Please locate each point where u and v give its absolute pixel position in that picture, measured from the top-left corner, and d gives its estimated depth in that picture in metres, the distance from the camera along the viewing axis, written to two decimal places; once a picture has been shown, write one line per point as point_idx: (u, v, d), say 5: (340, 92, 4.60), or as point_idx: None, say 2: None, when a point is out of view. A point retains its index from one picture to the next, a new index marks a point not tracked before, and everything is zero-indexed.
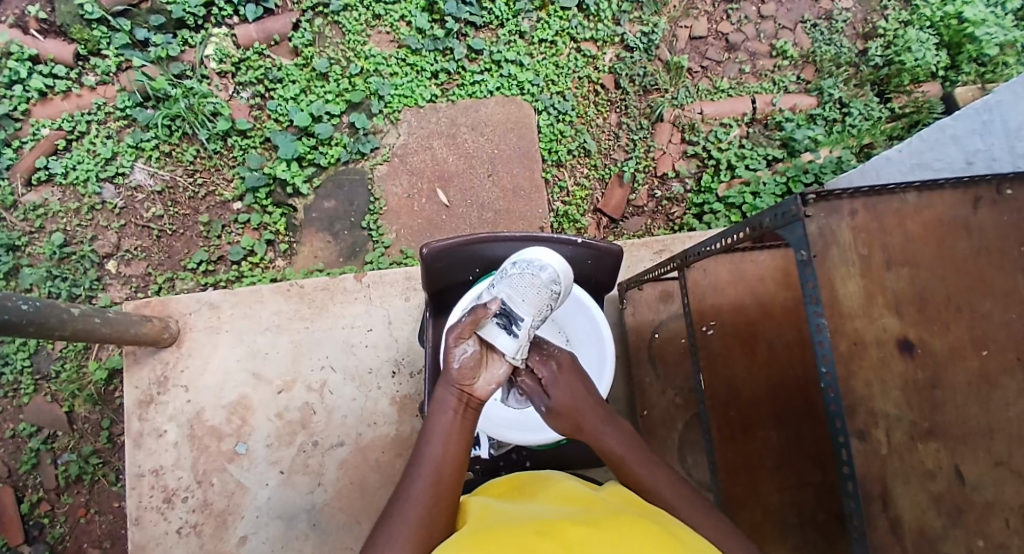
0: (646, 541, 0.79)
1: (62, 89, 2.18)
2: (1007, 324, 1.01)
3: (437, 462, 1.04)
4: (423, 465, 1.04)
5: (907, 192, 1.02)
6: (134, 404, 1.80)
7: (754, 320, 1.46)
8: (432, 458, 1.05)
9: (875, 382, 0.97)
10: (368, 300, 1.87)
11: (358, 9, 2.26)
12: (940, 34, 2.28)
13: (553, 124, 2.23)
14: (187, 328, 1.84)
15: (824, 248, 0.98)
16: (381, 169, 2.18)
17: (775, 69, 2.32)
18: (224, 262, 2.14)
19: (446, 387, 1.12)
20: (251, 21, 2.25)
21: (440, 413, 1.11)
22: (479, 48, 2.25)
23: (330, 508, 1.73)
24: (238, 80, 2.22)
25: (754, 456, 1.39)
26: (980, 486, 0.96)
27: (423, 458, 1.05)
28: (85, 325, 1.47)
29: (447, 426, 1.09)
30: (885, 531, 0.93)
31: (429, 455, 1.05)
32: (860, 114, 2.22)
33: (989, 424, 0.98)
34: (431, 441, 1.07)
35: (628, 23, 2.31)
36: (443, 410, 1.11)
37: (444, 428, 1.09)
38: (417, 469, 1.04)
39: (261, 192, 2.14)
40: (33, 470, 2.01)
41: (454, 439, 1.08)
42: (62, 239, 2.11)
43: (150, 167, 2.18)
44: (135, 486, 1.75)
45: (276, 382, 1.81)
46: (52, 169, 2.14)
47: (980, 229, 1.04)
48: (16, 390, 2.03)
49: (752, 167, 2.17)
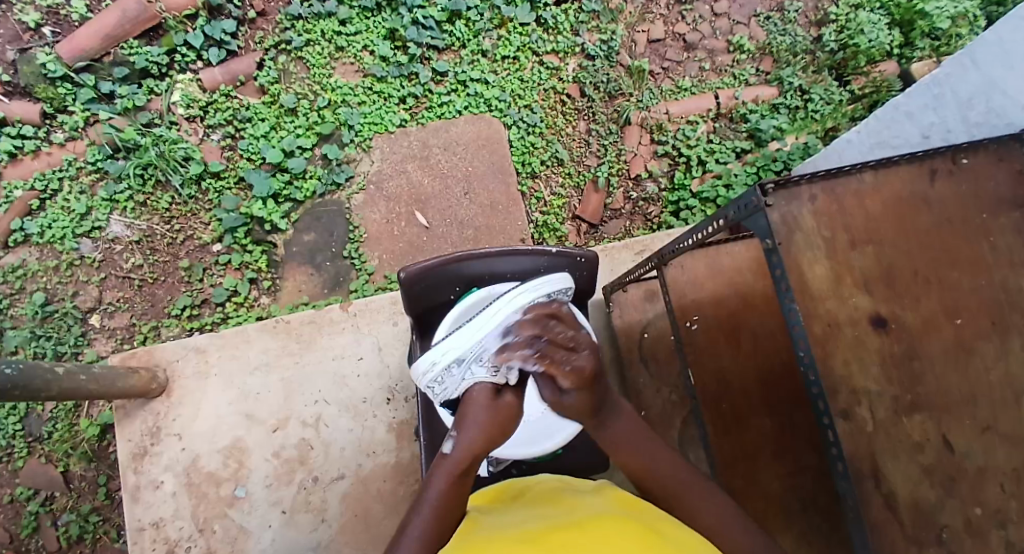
0: (629, 538, 0.79)
1: (32, 148, 2.18)
2: (976, 292, 1.04)
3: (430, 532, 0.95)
4: (410, 540, 0.95)
5: (863, 172, 1.05)
6: (128, 458, 1.79)
7: (736, 311, 1.49)
8: (420, 535, 0.95)
9: (854, 359, 0.99)
10: (355, 329, 1.87)
11: (320, 43, 2.28)
12: (891, 13, 2.33)
13: (524, 137, 2.25)
14: (176, 376, 1.83)
15: (789, 235, 1.00)
16: (358, 198, 2.18)
17: (734, 64, 2.36)
18: (208, 305, 2.14)
19: (468, 454, 1.05)
20: (215, 65, 2.27)
21: (448, 482, 1.01)
22: (444, 70, 2.27)
23: (335, 542, 1.71)
24: (208, 124, 2.23)
25: (751, 446, 1.41)
26: (969, 452, 0.97)
27: (415, 530, 0.96)
28: (71, 383, 1.46)
29: (444, 495, 0.99)
30: (881, 508, 0.94)
31: (424, 528, 0.95)
32: (821, 98, 2.27)
33: (970, 390, 1.00)
34: (423, 512, 0.97)
35: (587, 33, 2.34)
36: (457, 482, 1.01)
37: (445, 501, 0.99)
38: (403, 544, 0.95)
39: (239, 232, 2.14)
40: (33, 534, 1.98)
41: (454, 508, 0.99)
42: (43, 298, 2.10)
43: (126, 218, 2.18)
44: (136, 541, 1.73)
45: (269, 421, 1.80)
46: (28, 230, 2.13)
47: (939, 200, 1.07)
48: (10, 454, 2.01)
49: (721, 161, 2.22)
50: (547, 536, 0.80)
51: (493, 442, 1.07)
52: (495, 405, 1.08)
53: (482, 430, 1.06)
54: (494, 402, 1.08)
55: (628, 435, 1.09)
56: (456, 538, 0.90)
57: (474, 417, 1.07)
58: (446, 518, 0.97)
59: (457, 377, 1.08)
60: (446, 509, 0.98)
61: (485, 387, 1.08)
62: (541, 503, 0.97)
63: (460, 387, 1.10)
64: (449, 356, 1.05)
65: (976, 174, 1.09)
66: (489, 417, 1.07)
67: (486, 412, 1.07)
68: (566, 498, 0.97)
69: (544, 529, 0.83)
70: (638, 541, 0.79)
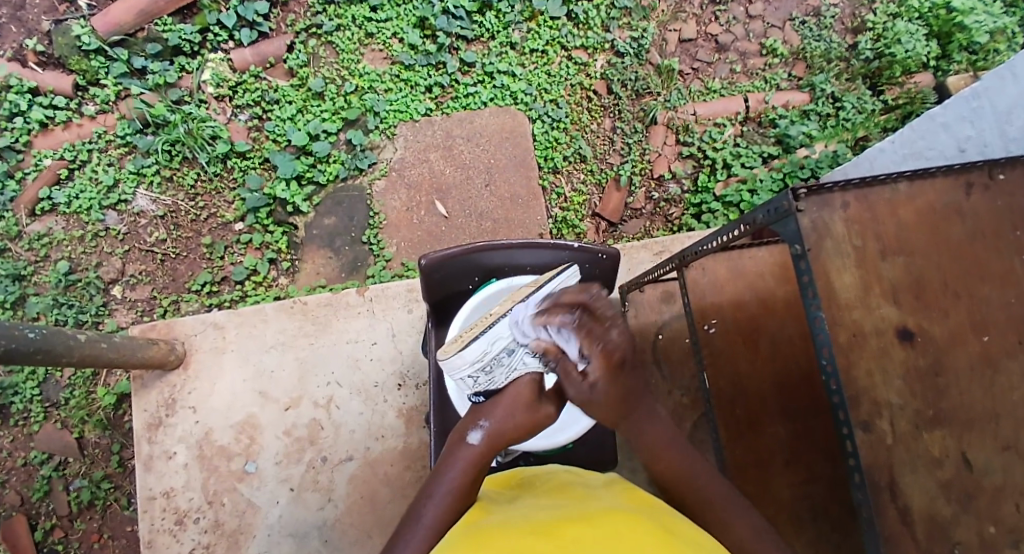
0: (641, 537, 0.78)
1: (63, 119, 2.21)
2: (1006, 308, 1.01)
3: (441, 523, 0.95)
4: (421, 527, 0.95)
5: (898, 181, 1.03)
6: (142, 428, 1.81)
7: (755, 315, 1.47)
8: (431, 524, 0.95)
9: (877, 370, 0.98)
10: (371, 314, 1.88)
11: (351, 28, 2.29)
12: (930, 24, 2.28)
13: (548, 132, 2.24)
14: (193, 350, 1.85)
15: (818, 240, 0.99)
16: (380, 184, 2.19)
17: (765, 68, 2.33)
18: (227, 283, 2.16)
19: (493, 444, 1.01)
20: (246, 45, 2.28)
21: (467, 469, 0.99)
22: (471, 61, 2.27)
23: (340, 523, 1.73)
24: (236, 104, 2.25)
25: (763, 452, 1.40)
26: (989, 470, 0.96)
27: (426, 518, 0.95)
28: (92, 350, 1.48)
29: (458, 487, 0.97)
30: (896, 521, 0.93)
31: (433, 517, 0.95)
32: (853, 107, 2.23)
33: (994, 408, 0.98)
34: (437, 499, 0.97)
35: (618, 30, 2.32)
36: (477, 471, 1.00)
37: (461, 493, 0.97)
38: (414, 531, 0.95)
39: (261, 211, 2.16)
40: (45, 498, 2.02)
41: (467, 497, 0.97)
42: (67, 267, 2.14)
43: (152, 193, 2.20)
44: (146, 510, 1.76)
45: (283, 400, 1.81)
46: (56, 199, 2.17)
47: (973, 214, 1.05)
48: (27, 418, 2.04)
49: (747, 165, 2.19)
50: (558, 529, 0.80)
51: (519, 437, 1.02)
52: (532, 405, 1.00)
53: (513, 424, 1.01)
54: (533, 405, 1.00)
55: (662, 438, 1.02)
56: (464, 524, 0.90)
57: (508, 409, 1.01)
58: (458, 508, 0.96)
59: (507, 368, 0.99)
60: (460, 498, 0.97)
61: (530, 383, 1.01)
62: (553, 494, 0.96)
63: (508, 378, 1.01)
64: (500, 346, 0.95)
65: (1012, 188, 1.07)
66: (520, 417, 1.00)
67: (521, 410, 1.00)
68: (577, 490, 0.96)
69: (555, 522, 0.82)
70: (650, 540, 0.77)
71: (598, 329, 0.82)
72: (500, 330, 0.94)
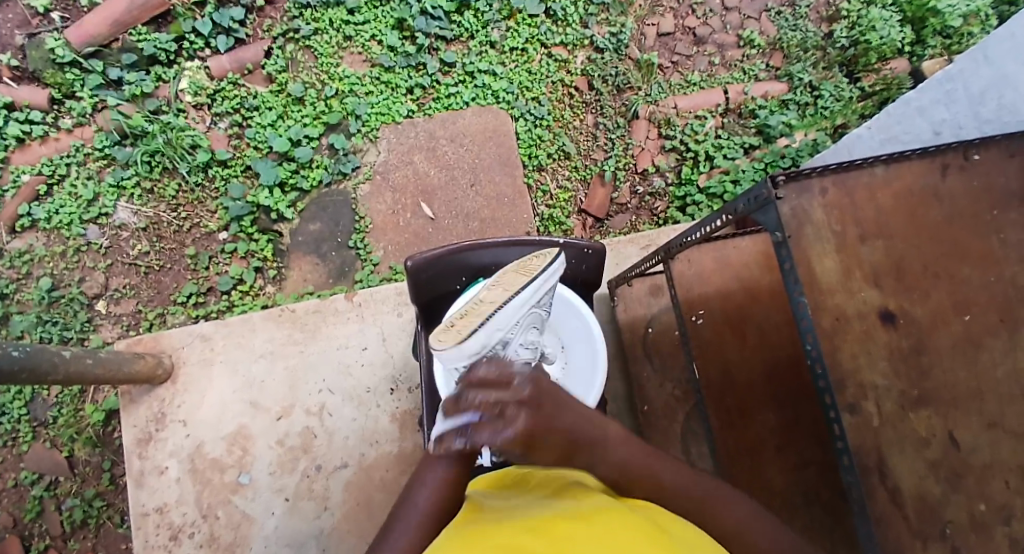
0: (634, 535, 0.79)
1: (39, 134, 2.18)
2: (986, 287, 1.03)
3: (433, 510, 0.95)
4: (414, 514, 0.95)
5: (875, 166, 1.05)
6: (133, 443, 1.79)
7: (743, 304, 1.50)
8: (424, 509, 0.95)
9: (862, 354, 0.99)
10: (360, 318, 1.88)
11: (329, 32, 2.28)
12: (903, 10, 2.31)
13: (531, 129, 2.24)
14: (181, 362, 1.84)
15: (799, 228, 1.00)
16: (365, 188, 2.18)
17: (743, 59, 2.35)
18: (214, 293, 2.14)
19: None
20: (223, 52, 2.26)
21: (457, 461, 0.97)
22: (452, 61, 2.27)
23: (337, 530, 1.72)
24: (215, 112, 2.23)
25: (755, 440, 1.41)
26: (976, 448, 0.97)
27: (417, 504, 0.96)
28: (78, 366, 1.46)
29: (448, 480, 0.97)
30: (886, 502, 0.94)
31: (424, 500, 0.96)
32: (831, 95, 2.26)
33: (978, 386, 0.99)
34: (429, 485, 0.97)
35: (596, 25, 2.33)
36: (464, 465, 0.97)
37: (452, 481, 0.97)
38: (404, 523, 0.95)
39: (246, 220, 2.14)
40: (37, 518, 2.00)
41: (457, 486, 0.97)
42: (50, 283, 2.11)
43: (134, 205, 2.18)
44: (140, 525, 1.74)
45: (274, 408, 1.80)
46: (35, 216, 2.14)
47: (949, 195, 1.06)
48: (15, 438, 2.02)
49: (730, 156, 2.21)
50: (551, 527, 0.80)
51: None
52: None
53: None
54: None
55: None
56: (457, 523, 0.90)
57: None
58: (449, 495, 0.96)
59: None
60: (452, 484, 0.97)
61: None
62: (546, 491, 0.96)
63: None
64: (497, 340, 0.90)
65: (988, 169, 1.09)
66: None
67: None
68: None
69: (548, 520, 0.83)
70: (642, 537, 0.79)
71: (494, 423, 0.78)
72: (497, 324, 0.89)
